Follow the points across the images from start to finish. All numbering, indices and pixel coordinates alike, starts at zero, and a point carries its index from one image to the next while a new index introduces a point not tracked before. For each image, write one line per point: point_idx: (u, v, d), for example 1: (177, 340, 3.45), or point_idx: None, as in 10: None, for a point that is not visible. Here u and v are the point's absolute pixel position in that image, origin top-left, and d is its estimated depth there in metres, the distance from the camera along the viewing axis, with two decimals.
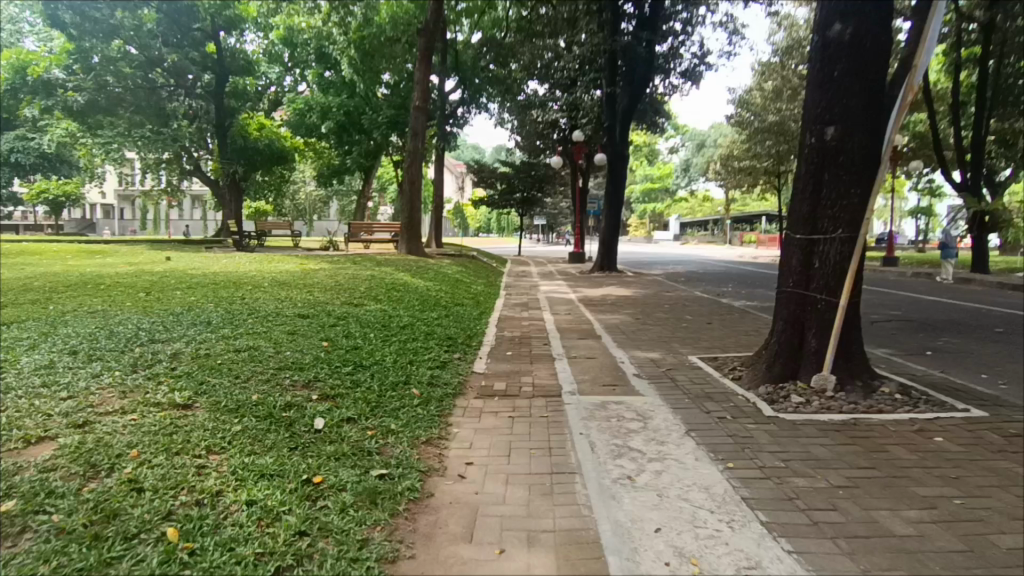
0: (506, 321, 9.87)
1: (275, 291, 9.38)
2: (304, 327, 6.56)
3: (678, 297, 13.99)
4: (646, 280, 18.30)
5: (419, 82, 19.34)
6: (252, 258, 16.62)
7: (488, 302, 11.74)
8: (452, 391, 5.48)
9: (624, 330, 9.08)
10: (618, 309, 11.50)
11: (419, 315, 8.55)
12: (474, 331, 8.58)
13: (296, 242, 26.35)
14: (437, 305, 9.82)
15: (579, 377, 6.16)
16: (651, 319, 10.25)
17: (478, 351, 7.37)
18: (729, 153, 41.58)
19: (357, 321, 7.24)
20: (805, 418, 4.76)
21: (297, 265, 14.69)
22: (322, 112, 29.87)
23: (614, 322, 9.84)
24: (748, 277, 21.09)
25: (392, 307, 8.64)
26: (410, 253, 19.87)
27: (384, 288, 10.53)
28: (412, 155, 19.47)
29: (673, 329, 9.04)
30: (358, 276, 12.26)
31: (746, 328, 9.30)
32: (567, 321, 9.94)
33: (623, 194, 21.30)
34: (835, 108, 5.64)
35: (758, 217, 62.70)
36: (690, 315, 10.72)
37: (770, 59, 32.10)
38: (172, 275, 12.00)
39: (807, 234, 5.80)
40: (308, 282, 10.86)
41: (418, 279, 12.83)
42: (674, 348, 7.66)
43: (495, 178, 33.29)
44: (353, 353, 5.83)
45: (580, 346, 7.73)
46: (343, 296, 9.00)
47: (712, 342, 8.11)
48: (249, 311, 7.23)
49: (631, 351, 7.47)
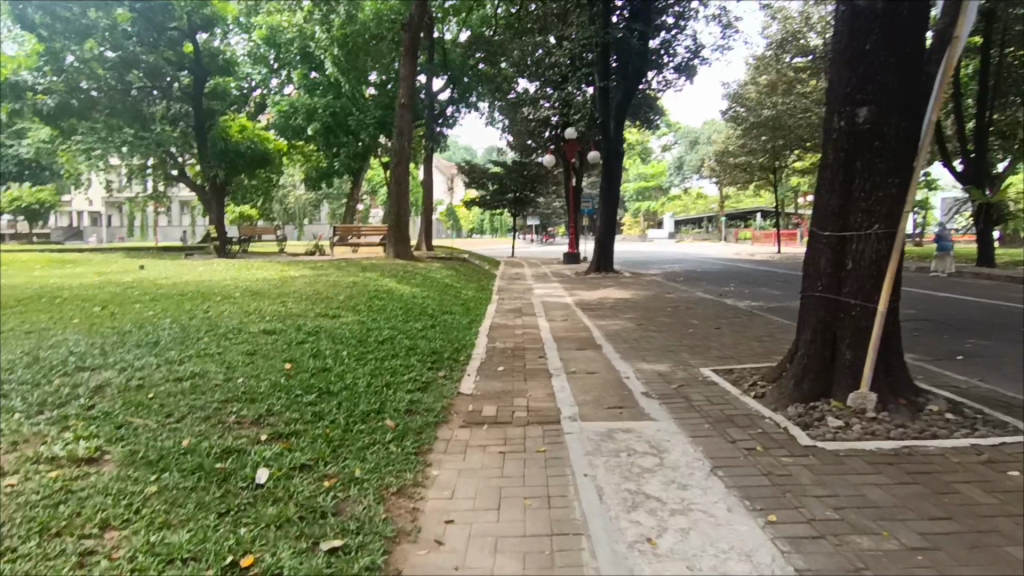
0: (497, 330, 9.10)
1: (245, 303, 8.60)
2: (268, 345, 5.80)
3: (680, 299, 13.26)
4: (644, 281, 17.56)
5: (404, 78, 18.55)
6: (230, 265, 15.79)
7: (478, 309, 10.98)
8: (434, 419, 4.72)
9: (626, 337, 8.35)
10: (618, 314, 10.76)
11: (403, 326, 7.80)
12: (464, 343, 7.82)
13: (282, 246, 25.52)
14: (423, 314, 9.05)
15: (578, 396, 5.41)
16: (654, 324, 9.51)
17: (466, 368, 6.61)
18: (724, 149, 41.02)
19: (331, 336, 6.48)
20: (849, 449, 4.02)
21: (276, 272, 13.90)
22: (307, 113, 29.03)
23: (615, 329, 9.12)
24: (748, 276, 20.40)
25: (373, 319, 7.88)
26: (398, 256, 19.08)
27: (366, 296, 9.75)
28: (397, 154, 18.64)
29: (679, 336, 8.31)
30: (339, 282, 11.52)
31: (757, 333, 8.59)
32: (563, 329, 9.20)
33: (618, 193, 20.49)
34: (868, 87, 4.91)
35: (752, 214, 62.16)
36: (695, 319, 10.00)
37: (764, 53, 31.49)
38: (138, 285, 11.17)
39: (837, 231, 5.07)
40: (283, 291, 10.07)
41: (403, 284, 12.05)
42: (682, 359, 6.92)
43: (487, 178, 32.48)
44: (320, 376, 5.07)
45: (579, 359, 6.99)
46: (320, 307, 8.23)
47: (723, 350, 7.39)
48: (208, 328, 6.45)
49: (636, 363, 6.72)
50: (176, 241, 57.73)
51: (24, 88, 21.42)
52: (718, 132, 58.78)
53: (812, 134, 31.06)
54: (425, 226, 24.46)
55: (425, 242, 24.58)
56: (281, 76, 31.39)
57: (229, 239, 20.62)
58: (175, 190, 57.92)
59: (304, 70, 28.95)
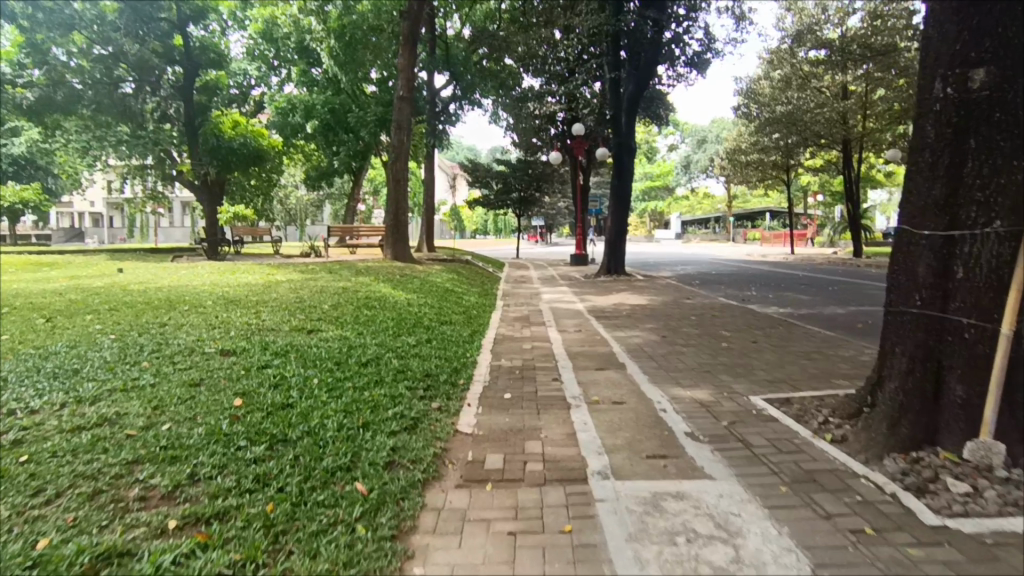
0: (502, 344, 7.99)
1: (213, 314, 7.47)
2: (220, 372, 4.69)
3: (701, 305, 12.14)
4: (659, 284, 16.45)
5: (401, 69, 17.43)
6: (215, 268, 14.69)
7: (481, 318, 9.84)
8: (423, 477, 3.60)
9: (651, 354, 7.24)
10: (637, 324, 9.65)
11: (395, 343, 6.70)
12: (465, 361, 6.70)
13: (279, 248, 24.50)
14: (420, 326, 7.93)
15: (608, 439, 4.28)
16: (681, 336, 8.38)
17: (466, 395, 5.48)
18: (734, 147, 39.82)
19: (306, 359, 5.36)
20: (995, 533, 2.90)
21: (262, 276, 12.80)
22: (306, 109, 28.12)
23: (637, 342, 8.02)
24: (768, 278, 19.26)
25: (360, 334, 6.76)
26: (397, 258, 17.97)
27: (354, 304, 8.63)
28: (395, 150, 17.46)
29: (713, 353, 7.18)
30: (327, 288, 10.41)
31: (801, 348, 7.46)
32: (578, 342, 8.09)
33: (630, 192, 19.21)
34: (985, 42, 3.75)
35: (761, 214, 60.90)
36: (724, 330, 8.90)
37: (779, 47, 30.42)
38: (105, 292, 10.10)
39: (942, 230, 3.90)
40: (263, 298, 8.96)
41: (399, 290, 10.93)
42: (723, 384, 5.79)
43: (491, 177, 31.32)
44: (278, 416, 3.95)
45: (600, 383, 5.86)
46: (300, 319, 7.14)
47: (770, 372, 6.23)
48: (155, 347, 5.34)
49: (670, 390, 5.58)
50: (179, 242, 56.85)
51: (4, 81, 20.31)
52: (727, 131, 57.68)
53: (829, 131, 29.88)
54: (427, 226, 23.35)
55: (426, 243, 23.48)
56: (281, 74, 30.49)
57: (220, 241, 19.53)
58: (175, 191, 57.11)
59: (303, 66, 28.06)
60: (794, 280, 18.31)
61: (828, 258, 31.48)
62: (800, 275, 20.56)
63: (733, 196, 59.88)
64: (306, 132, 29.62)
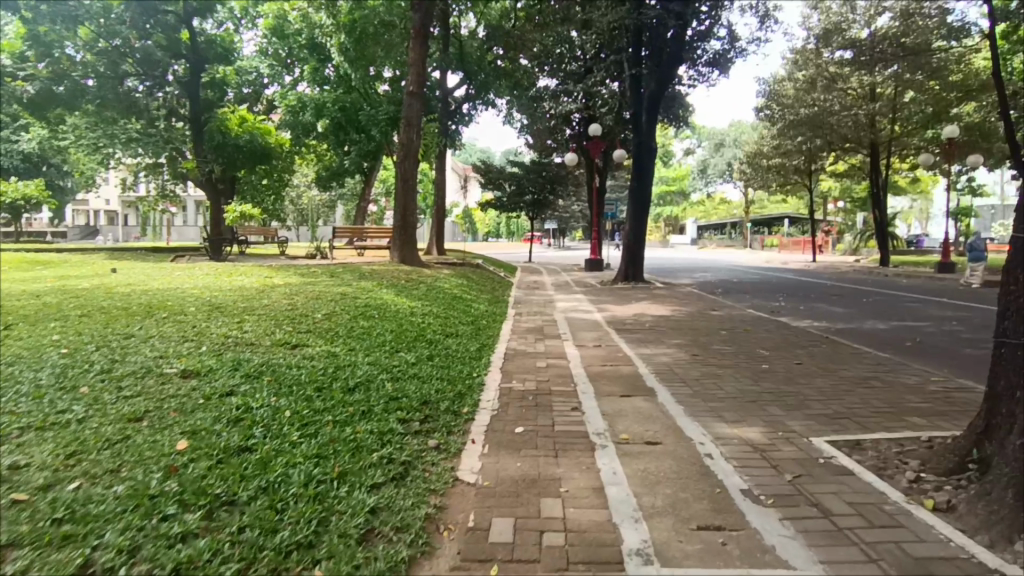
0: (513, 362, 7.12)
1: (191, 323, 6.69)
2: (173, 401, 3.90)
3: (730, 317, 11.18)
4: (680, 293, 15.50)
5: (412, 63, 16.64)
6: (213, 270, 13.98)
7: (491, 330, 8.96)
8: (408, 555, 2.74)
9: (684, 378, 6.31)
10: (662, 339, 8.72)
11: (392, 362, 5.87)
12: (471, 384, 5.83)
13: (285, 249, 23.80)
14: (422, 340, 7.08)
15: (648, 500, 3.40)
16: (713, 355, 7.46)
17: (470, 429, 4.62)
18: (756, 150, 38.61)
19: (282, 383, 4.55)
20: None
21: (259, 279, 12.06)
22: (317, 108, 27.51)
23: (666, 362, 7.10)
24: (795, 288, 18.20)
25: (352, 350, 5.94)
26: (404, 262, 17.15)
27: (351, 313, 7.84)
28: (403, 149, 16.75)
29: (754, 378, 6.24)
30: (324, 293, 9.63)
31: (856, 374, 6.49)
32: (598, 361, 7.20)
33: (649, 196, 18.27)
34: None
35: (780, 219, 59.62)
36: (761, 348, 7.93)
37: (804, 47, 29.41)
38: (88, 294, 9.41)
39: None
40: (252, 305, 8.16)
41: (403, 297, 10.07)
42: (775, 421, 4.86)
43: (504, 178, 30.42)
44: (227, 466, 3.14)
45: (628, 415, 4.98)
46: (287, 331, 6.35)
47: (827, 405, 5.29)
48: (105, 367, 4.57)
49: (713, 427, 4.68)
50: (191, 241, 56.57)
51: (5, 73, 20.10)
52: (745, 135, 56.45)
53: (856, 135, 28.77)
54: (437, 228, 22.59)
55: (435, 246, 22.71)
56: (294, 73, 29.98)
57: (223, 241, 18.82)
58: (188, 189, 56.83)
59: (314, 64, 27.62)
60: (823, 290, 17.29)
61: (853, 267, 30.26)
62: (829, 285, 19.48)
63: (751, 202, 58.62)
64: (317, 131, 29.10)
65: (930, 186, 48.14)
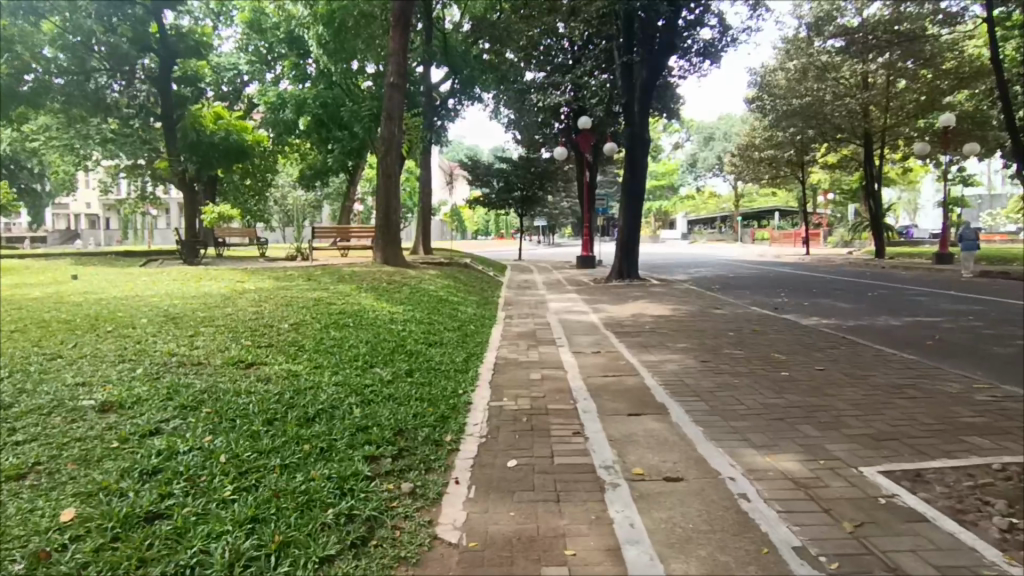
0: (504, 374, 6.36)
1: (135, 338, 5.88)
2: (75, 451, 3.12)
3: (735, 316, 10.49)
4: (678, 290, 14.82)
5: (393, 53, 15.78)
6: (181, 275, 13.09)
7: (478, 336, 8.19)
8: None
9: (697, 391, 5.56)
10: (666, 342, 7.99)
11: (365, 380, 5.11)
12: (455, 405, 5.05)
13: (266, 251, 22.92)
14: (401, 352, 6.30)
15: (679, 568, 2.66)
16: (725, 362, 6.75)
17: (455, 467, 3.84)
18: (747, 142, 37.99)
19: (224, 414, 3.77)
20: None
21: (229, 284, 11.23)
22: (297, 105, 26.54)
23: (675, 372, 6.36)
24: (795, 282, 17.58)
25: (319, 367, 5.17)
26: (387, 262, 16.31)
27: (324, 322, 7.05)
28: (385, 144, 15.84)
29: (776, 390, 5.51)
30: (295, 299, 8.82)
31: (887, 381, 5.78)
32: (598, 370, 6.47)
33: (643, 189, 17.53)
34: None
35: (770, 213, 59.26)
36: (776, 352, 7.21)
37: (796, 36, 28.85)
38: (34, 304, 8.54)
39: None
40: (212, 316, 7.32)
41: (383, 302, 9.27)
42: (813, 445, 4.13)
43: (492, 174, 29.55)
44: (121, 548, 2.38)
45: (640, 441, 4.22)
46: (244, 346, 5.57)
47: (867, 422, 4.59)
48: (7, 404, 3.78)
49: (743, 455, 3.95)
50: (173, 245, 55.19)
51: None
52: (734, 128, 55.81)
53: (849, 124, 28.21)
54: (424, 227, 21.76)
55: (422, 245, 21.91)
56: (276, 70, 29.05)
57: (197, 243, 17.88)
58: (168, 192, 55.38)
59: (294, 59, 26.64)
60: (822, 285, 16.71)
61: (848, 260, 29.75)
62: (829, 279, 18.83)
63: (740, 195, 58.19)
64: (298, 128, 28.12)
65: (919, 176, 47.93)
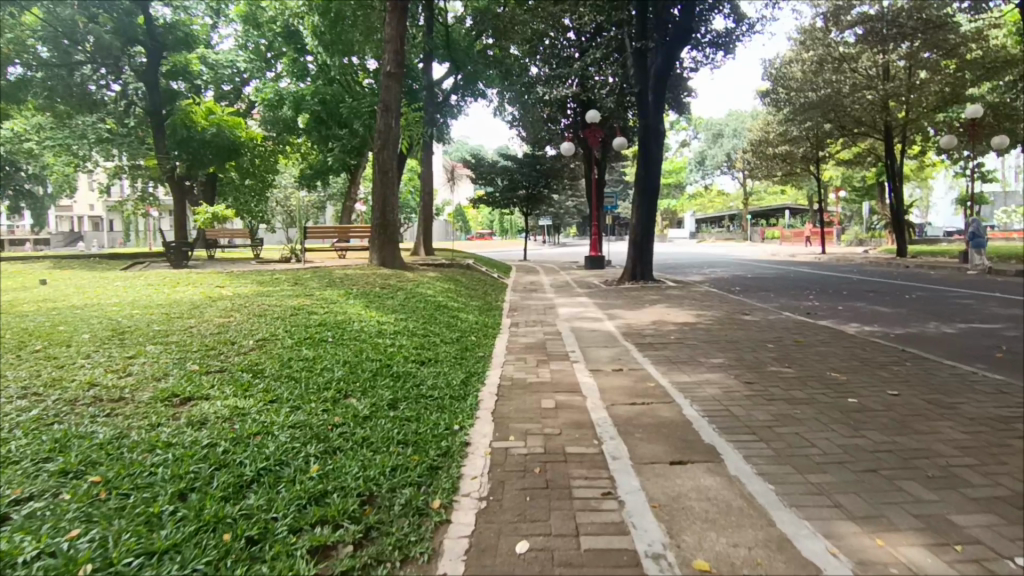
0: (510, 401, 5.26)
1: (60, 362, 4.83)
2: None
3: (768, 323, 9.37)
4: (697, 293, 13.69)
5: (388, 38, 14.67)
6: (158, 279, 12.03)
7: (479, 350, 7.09)
8: None
9: (752, 427, 4.46)
10: (697, 357, 6.89)
11: (336, 417, 4.04)
12: (446, 449, 3.96)
13: (260, 252, 21.91)
14: (386, 375, 5.20)
15: None
16: (775, 384, 5.65)
17: (445, 554, 2.75)
18: (761, 137, 36.61)
19: (118, 485, 2.74)
20: None
21: (205, 289, 10.15)
22: (295, 101, 25.61)
23: (717, 398, 5.26)
24: (822, 283, 16.39)
25: (277, 400, 4.09)
26: (384, 264, 15.22)
27: (297, 338, 5.97)
28: (381, 138, 14.82)
29: (852, 426, 4.40)
30: (272, 308, 7.74)
31: (985, 412, 4.66)
32: (624, 396, 5.37)
33: (657, 184, 16.32)
34: None
35: (781, 211, 57.96)
36: (832, 372, 6.07)
37: (813, 25, 27.57)
38: None
39: None
40: (169, 329, 6.26)
41: (372, 310, 8.17)
42: (934, 518, 3.03)
43: (496, 173, 28.33)
44: None
45: (697, 514, 3.12)
46: (189, 371, 4.49)
47: (992, 478, 3.48)
48: None
49: (847, 537, 2.85)
50: None
51: None
52: (745, 125, 54.15)
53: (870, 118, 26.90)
54: (425, 227, 20.72)
55: (423, 245, 20.87)
56: (277, 69, 28.44)
57: (185, 245, 16.78)
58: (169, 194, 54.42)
59: (292, 54, 25.59)
60: (850, 286, 15.56)
61: (867, 259, 28.51)
62: (857, 279, 17.61)
63: (750, 193, 56.74)
64: (297, 126, 27.17)
65: (937, 172, 46.39)
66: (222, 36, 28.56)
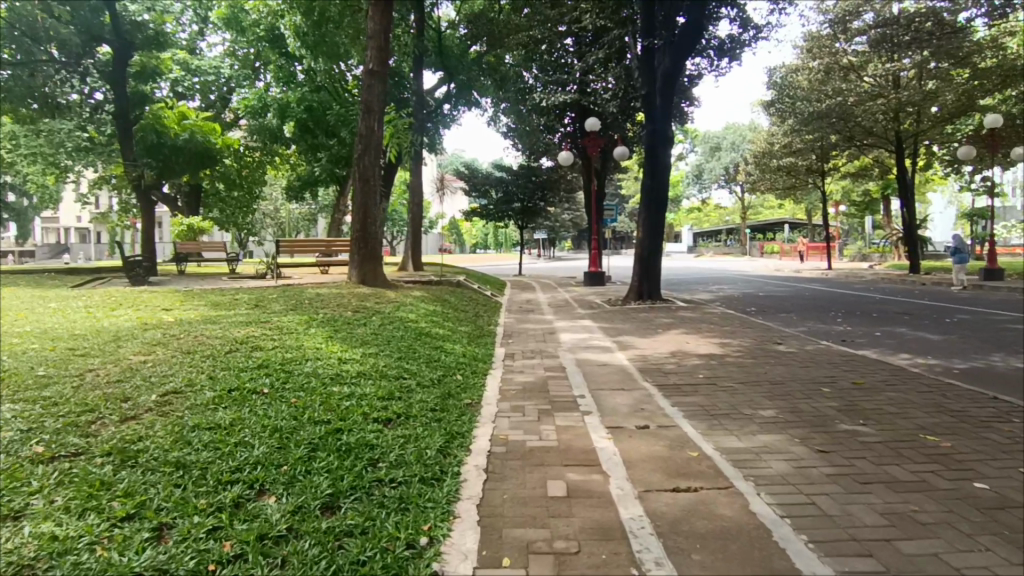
0: (504, 485, 3.75)
1: None
2: None
3: (808, 355, 7.95)
4: (713, 316, 12.26)
5: (371, 34, 13.28)
6: (100, 300, 10.43)
7: (465, 398, 5.58)
8: None
9: (864, 540, 3.00)
10: (741, 407, 5.44)
11: (228, 543, 2.60)
12: None
13: (236, 267, 20.39)
14: (330, 450, 3.71)
15: None
16: (860, 455, 4.19)
17: None
18: (764, 149, 35.54)
19: None
20: None
21: (144, 313, 8.62)
22: (279, 109, 24.62)
23: (792, 479, 3.81)
24: (845, 304, 15.00)
25: (136, 518, 2.71)
26: (363, 282, 13.75)
27: (218, 389, 4.48)
28: (362, 141, 13.39)
29: (1014, 544, 2.97)
30: (207, 341, 6.23)
31: None
32: (659, 475, 3.89)
33: (666, 195, 14.96)
34: None
35: (779, 224, 57.00)
36: (925, 433, 4.65)
37: (820, 31, 26.44)
38: None
39: None
40: (59, 374, 4.82)
41: (334, 343, 6.68)
42: None
43: (489, 184, 27.02)
44: None
45: None
46: (23, 459, 3.10)
47: None
48: None
49: None
50: None
51: None
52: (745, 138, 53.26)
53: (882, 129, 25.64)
54: (413, 241, 19.29)
55: (411, 260, 19.42)
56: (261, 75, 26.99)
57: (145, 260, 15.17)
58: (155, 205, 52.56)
59: (276, 59, 24.18)
60: (876, 308, 14.20)
61: (878, 275, 27.20)
62: (881, 299, 16.26)
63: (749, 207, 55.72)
64: (283, 136, 25.78)
65: (938, 186, 45.59)
66: (207, 42, 27.26)
